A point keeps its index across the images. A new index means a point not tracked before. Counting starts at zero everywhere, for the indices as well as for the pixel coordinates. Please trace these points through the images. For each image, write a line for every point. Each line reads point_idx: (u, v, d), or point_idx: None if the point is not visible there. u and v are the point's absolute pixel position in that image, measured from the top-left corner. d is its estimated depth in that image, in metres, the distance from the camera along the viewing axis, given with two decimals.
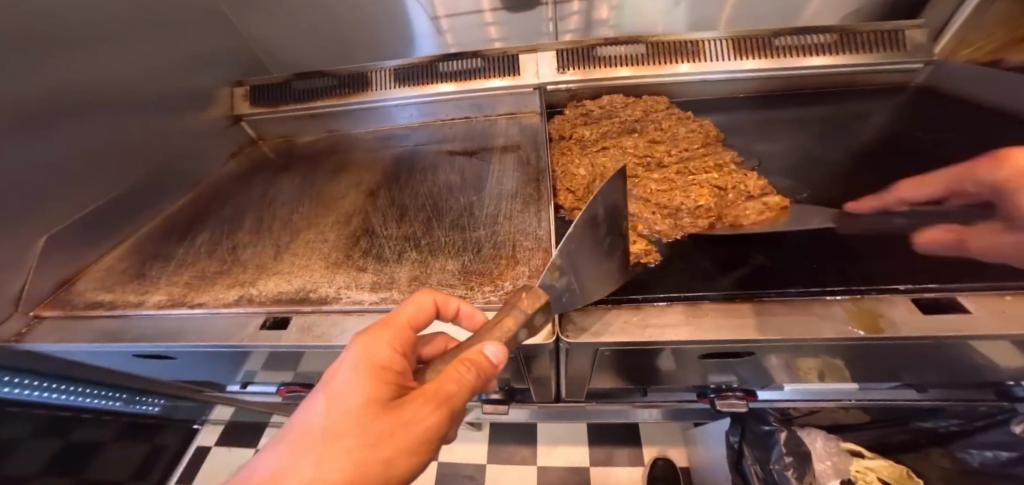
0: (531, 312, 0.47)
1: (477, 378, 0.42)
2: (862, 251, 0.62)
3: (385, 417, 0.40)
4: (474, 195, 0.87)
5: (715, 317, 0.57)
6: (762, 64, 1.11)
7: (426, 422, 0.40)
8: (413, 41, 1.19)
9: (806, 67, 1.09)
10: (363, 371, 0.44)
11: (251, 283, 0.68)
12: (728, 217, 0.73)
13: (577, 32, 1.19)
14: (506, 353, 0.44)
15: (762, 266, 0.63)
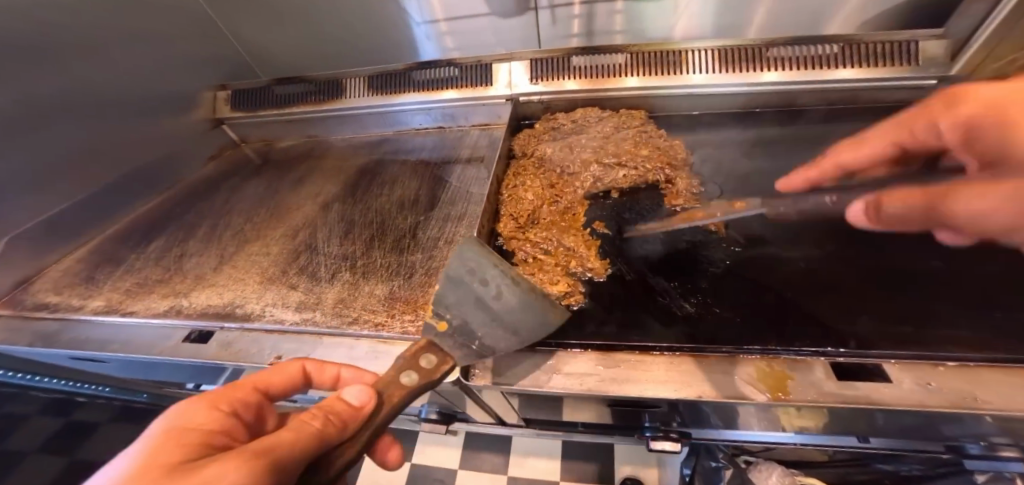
0: (411, 355, 0.47)
1: (327, 424, 0.37)
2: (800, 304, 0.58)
3: (177, 481, 0.30)
4: (422, 215, 0.85)
5: (622, 367, 0.54)
6: (754, 78, 0.97)
7: (229, 478, 0.30)
8: (417, 47, 1.14)
9: (802, 83, 0.96)
10: (171, 435, 0.35)
11: (184, 295, 0.70)
12: (671, 259, 0.67)
13: (580, 38, 1.09)
14: (370, 396, 0.41)
15: (688, 315, 0.59)
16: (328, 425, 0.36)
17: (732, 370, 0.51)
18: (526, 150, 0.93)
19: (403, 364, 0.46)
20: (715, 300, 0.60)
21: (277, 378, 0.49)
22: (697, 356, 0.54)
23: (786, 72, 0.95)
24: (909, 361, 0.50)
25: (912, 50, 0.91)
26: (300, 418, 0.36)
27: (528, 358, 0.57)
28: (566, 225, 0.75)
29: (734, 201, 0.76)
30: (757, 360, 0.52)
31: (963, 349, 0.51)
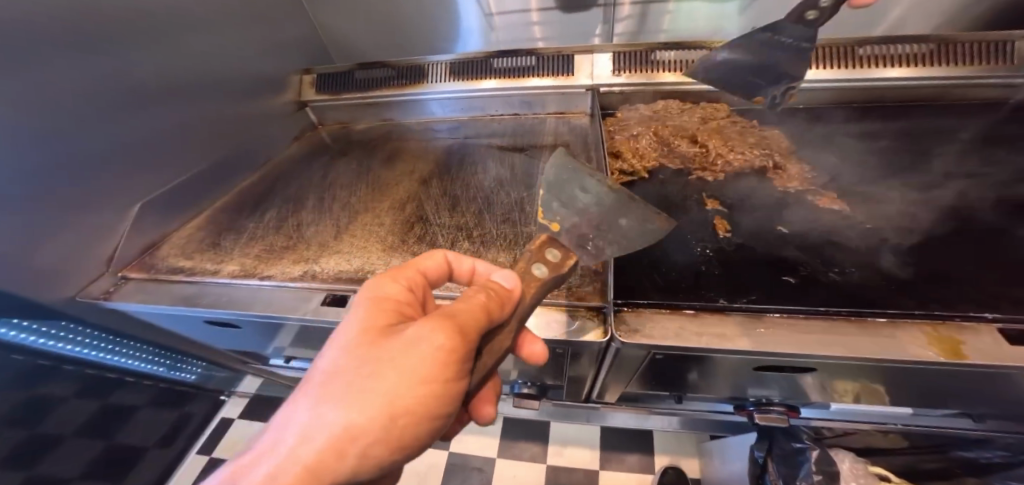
0: (534, 249, 0.53)
1: (490, 299, 0.45)
2: (943, 275, 0.59)
3: (386, 345, 0.43)
4: (525, 192, 0.88)
5: (781, 330, 0.56)
6: (839, 73, 1.01)
7: (431, 342, 0.41)
8: (459, 36, 1.26)
9: (892, 81, 0.99)
10: (371, 307, 0.48)
11: (314, 261, 0.72)
12: (794, 230, 0.69)
13: (627, 35, 1.23)
14: (517, 281, 0.48)
15: (830, 282, 0.60)
16: (490, 306, 0.44)
17: (898, 334, 0.53)
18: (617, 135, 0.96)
19: (532, 255, 0.52)
20: (855, 270, 0.62)
21: (430, 265, 0.58)
22: (855, 320, 0.55)
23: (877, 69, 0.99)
24: None
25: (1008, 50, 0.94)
26: (468, 298, 0.44)
27: (674, 320, 0.59)
28: (678, 201, 0.79)
29: (842, 182, 0.78)
30: (918, 325, 0.53)
31: None
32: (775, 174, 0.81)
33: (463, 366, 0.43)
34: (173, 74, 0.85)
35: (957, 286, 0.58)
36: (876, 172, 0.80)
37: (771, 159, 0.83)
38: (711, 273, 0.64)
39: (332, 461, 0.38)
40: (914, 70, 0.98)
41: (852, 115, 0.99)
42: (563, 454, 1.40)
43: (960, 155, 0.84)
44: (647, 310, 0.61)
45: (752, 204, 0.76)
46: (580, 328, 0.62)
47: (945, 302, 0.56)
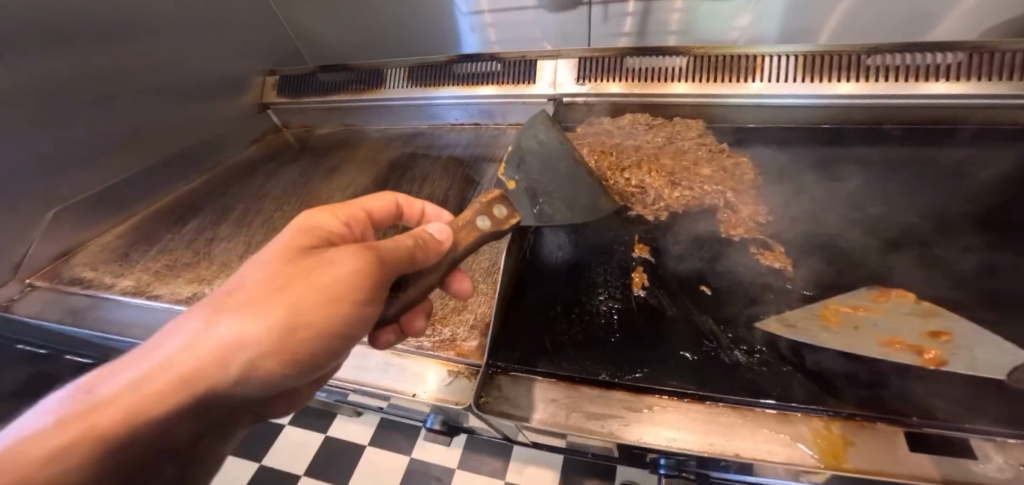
0: (483, 201, 0.54)
1: (423, 242, 0.44)
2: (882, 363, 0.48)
3: (299, 263, 0.38)
4: (450, 218, 0.81)
5: (658, 419, 0.50)
6: (835, 88, 0.85)
7: (347, 264, 0.38)
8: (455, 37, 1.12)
9: (907, 98, 0.82)
10: (294, 228, 0.43)
11: (207, 282, 0.71)
12: (722, 289, 0.60)
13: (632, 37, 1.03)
14: (450, 234, 0.47)
15: (735, 362, 0.51)
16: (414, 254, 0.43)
17: (780, 433, 0.46)
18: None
19: (480, 208, 0.54)
20: (770, 348, 0.52)
21: (378, 205, 0.56)
22: (742, 412, 0.48)
23: (890, 83, 0.82)
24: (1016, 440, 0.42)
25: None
26: (400, 242, 0.42)
27: (550, 392, 0.54)
28: (605, 242, 0.70)
29: (800, 232, 0.66)
30: (811, 422, 0.45)
31: None
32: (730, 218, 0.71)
33: (375, 306, 0.41)
34: (100, 77, 0.87)
35: (882, 375, 0.47)
36: (847, 219, 0.67)
37: (725, 198, 0.74)
38: (607, 339, 0.57)
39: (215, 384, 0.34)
40: (939, 84, 0.80)
41: (850, 139, 0.85)
42: (526, 473, 0.99)
43: (960, 202, 0.69)
44: (526, 377, 0.55)
45: (686, 254, 0.67)
46: (450, 385, 0.57)
47: (860, 395, 0.46)
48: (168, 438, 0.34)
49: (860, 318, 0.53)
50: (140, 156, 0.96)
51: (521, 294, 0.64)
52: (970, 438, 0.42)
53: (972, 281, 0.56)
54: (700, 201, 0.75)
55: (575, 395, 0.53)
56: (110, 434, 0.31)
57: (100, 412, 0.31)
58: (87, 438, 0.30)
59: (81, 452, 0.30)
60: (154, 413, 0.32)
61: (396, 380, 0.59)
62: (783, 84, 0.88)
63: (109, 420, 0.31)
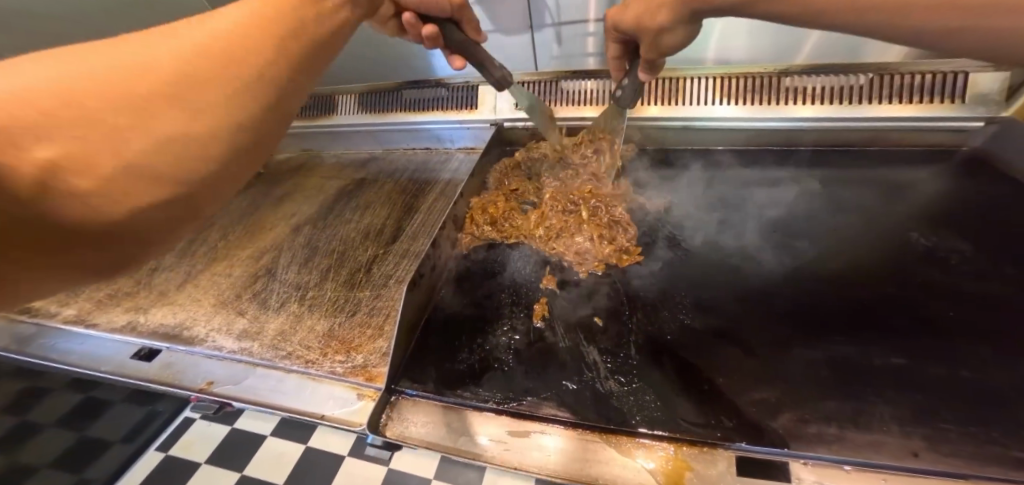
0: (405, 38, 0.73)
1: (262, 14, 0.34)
2: (728, 388, 0.52)
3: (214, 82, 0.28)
4: (382, 247, 0.86)
5: (534, 445, 0.53)
6: (753, 109, 0.88)
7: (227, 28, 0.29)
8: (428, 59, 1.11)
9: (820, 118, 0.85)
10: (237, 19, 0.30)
11: (144, 311, 0.77)
12: (611, 316, 0.65)
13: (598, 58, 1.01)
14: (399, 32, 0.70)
15: (607, 390, 0.56)
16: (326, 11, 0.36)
17: (630, 457, 0.50)
18: (506, 184, 0.91)
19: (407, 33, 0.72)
20: (641, 379, 0.56)
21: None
22: (606, 437, 0.52)
23: (811, 107, 0.85)
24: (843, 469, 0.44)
25: (960, 84, 0.77)
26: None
27: (443, 416, 0.58)
28: (518, 272, 0.75)
29: (689, 265, 0.71)
30: (656, 446, 0.50)
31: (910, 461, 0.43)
32: (606, 253, 0.74)
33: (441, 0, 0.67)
34: None
35: (728, 402, 0.51)
36: (737, 251, 0.72)
37: (613, 242, 0.75)
38: (501, 367, 0.62)
39: (149, 104, 0.26)
40: (847, 106, 0.83)
41: (764, 162, 0.90)
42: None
43: (849, 230, 0.72)
44: (425, 402, 0.60)
45: (591, 286, 0.71)
46: (358, 409, 0.60)
47: (705, 421, 0.50)
48: (130, 173, 0.25)
49: (727, 347, 0.57)
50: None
51: (432, 323, 0.68)
52: (789, 462, 0.45)
53: (833, 308, 0.60)
54: (588, 246, 0.75)
55: (465, 421, 0.57)
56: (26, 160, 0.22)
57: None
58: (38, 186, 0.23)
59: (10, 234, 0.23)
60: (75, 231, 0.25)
61: (309, 405, 0.61)
62: (709, 107, 0.90)
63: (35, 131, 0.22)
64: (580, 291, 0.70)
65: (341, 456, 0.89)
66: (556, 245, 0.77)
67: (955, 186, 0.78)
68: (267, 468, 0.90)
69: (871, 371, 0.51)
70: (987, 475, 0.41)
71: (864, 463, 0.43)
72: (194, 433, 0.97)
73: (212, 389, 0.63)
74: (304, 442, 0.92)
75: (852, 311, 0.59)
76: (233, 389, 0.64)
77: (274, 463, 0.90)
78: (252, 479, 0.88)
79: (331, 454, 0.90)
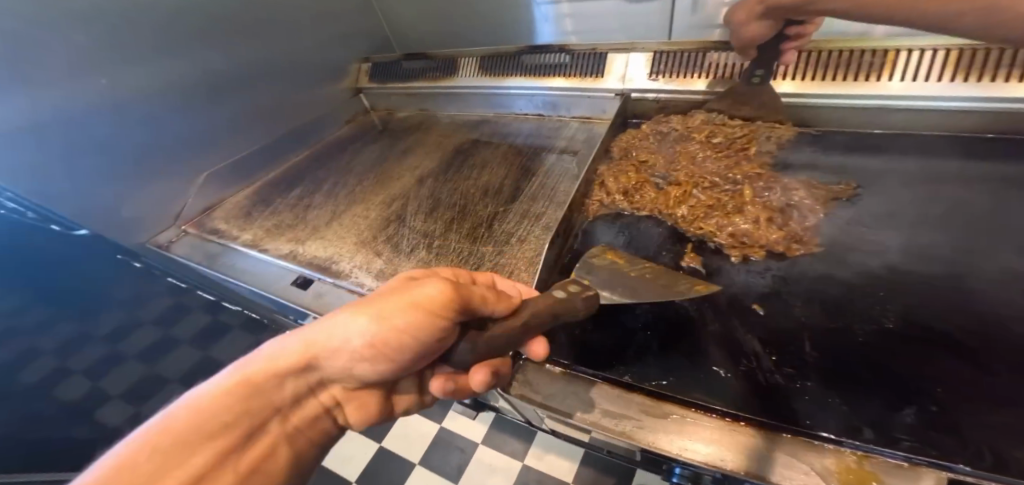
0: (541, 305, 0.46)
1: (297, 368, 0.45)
2: (941, 401, 0.44)
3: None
4: (504, 205, 0.85)
5: (672, 428, 0.49)
6: (986, 88, 0.66)
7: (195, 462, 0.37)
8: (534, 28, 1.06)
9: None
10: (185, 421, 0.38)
11: (301, 242, 0.85)
12: (775, 305, 0.58)
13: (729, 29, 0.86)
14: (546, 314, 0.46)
15: (771, 385, 0.50)
16: (320, 424, 0.51)
17: (799, 459, 0.43)
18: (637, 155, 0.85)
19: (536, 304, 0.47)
20: (817, 377, 0.49)
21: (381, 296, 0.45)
22: (764, 433, 0.46)
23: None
24: None
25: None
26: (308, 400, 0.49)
27: (572, 384, 0.56)
28: (661, 247, 0.70)
29: (872, 256, 0.60)
30: (837, 454, 0.42)
31: None
32: (772, 239, 0.65)
33: (431, 333, 0.43)
34: (235, 67, 1.07)
35: (940, 420, 0.42)
36: (939, 244, 0.59)
37: (783, 227, 0.67)
38: (638, 343, 0.59)
39: (164, 478, 0.34)
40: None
41: (967, 152, 0.69)
42: (545, 460, 1.00)
43: None
44: (554, 368, 0.59)
45: (752, 268, 0.64)
46: None
47: (905, 436, 0.42)
48: None
49: (938, 358, 0.47)
50: (255, 140, 1.16)
51: None
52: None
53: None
54: (748, 228, 0.68)
55: (595, 391, 0.55)
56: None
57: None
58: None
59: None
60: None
61: None
62: (877, 84, 0.73)
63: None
64: (740, 274, 0.63)
65: (404, 410, 1.12)
66: (711, 224, 0.70)
67: None
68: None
69: None
70: None
71: None
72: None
73: None
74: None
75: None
76: None
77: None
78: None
79: (396, 406, 1.12)
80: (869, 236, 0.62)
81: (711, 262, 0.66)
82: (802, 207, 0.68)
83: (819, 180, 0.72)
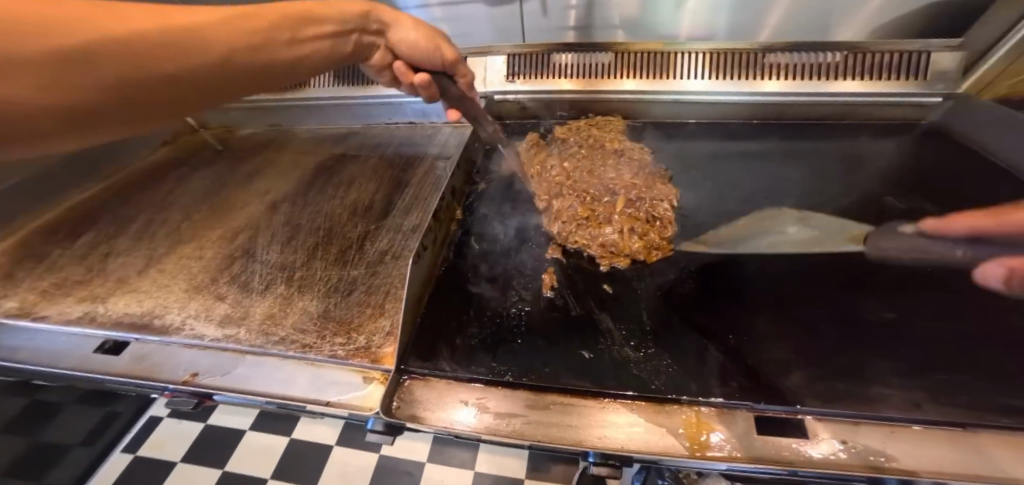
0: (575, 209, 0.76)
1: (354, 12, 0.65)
2: (741, 348, 0.55)
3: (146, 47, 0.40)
4: (374, 224, 0.80)
5: (556, 417, 0.52)
6: (745, 85, 0.91)
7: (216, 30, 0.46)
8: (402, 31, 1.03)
9: (784, 93, 0.89)
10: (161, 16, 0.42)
11: (102, 300, 0.69)
12: (625, 285, 0.66)
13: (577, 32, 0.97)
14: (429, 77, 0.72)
15: (623, 358, 0.56)
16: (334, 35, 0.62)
17: (657, 424, 0.49)
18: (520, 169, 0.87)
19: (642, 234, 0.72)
20: (654, 344, 0.57)
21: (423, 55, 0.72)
22: (627, 404, 0.52)
23: (780, 82, 0.89)
24: (856, 421, 0.46)
25: (921, 64, 0.84)
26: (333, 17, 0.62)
27: (457, 394, 0.55)
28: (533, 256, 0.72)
29: (686, 238, 0.72)
30: (682, 411, 0.50)
31: (908, 408, 0.46)
32: (635, 248, 0.70)
33: (427, 59, 0.72)
34: None
35: (742, 363, 0.53)
36: (730, 224, 0.74)
37: (644, 237, 0.71)
38: (514, 340, 0.60)
39: (126, 65, 0.39)
40: (816, 82, 0.88)
41: (746, 134, 0.92)
42: None
43: (831, 198, 0.75)
44: (436, 381, 0.57)
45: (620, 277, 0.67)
46: (367, 393, 0.56)
47: (722, 384, 0.51)
48: (76, 102, 0.37)
49: (738, 312, 0.59)
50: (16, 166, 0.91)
51: (437, 299, 0.66)
52: (804, 417, 0.47)
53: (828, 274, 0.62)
54: (615, 238, 0.72)
55: (483, 395, 0.55)
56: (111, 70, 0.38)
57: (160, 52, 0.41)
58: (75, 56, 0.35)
59: (68, 98, 0.36)
60: (89, 88, 0.37)
61: (311, 390, 0.56)
62: (670, 81, 0.94)
63: (109, 32, 0.37)
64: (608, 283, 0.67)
65: None
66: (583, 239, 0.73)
67: (923, 154, 0.83)
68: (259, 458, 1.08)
69: (866, 330, 0.55)
70: (983, 423, 0.44)
71: (877, 414, 0.46)
72: (167, 434, 1.14)
73: (200, 379, 0.57)
74: (289, 436, 1.10)
75: (843, 276, 0.62)
76: (221, 380, 0.58)
77: (262, 456, 1.08)
78: (240, 472, 1.05)
79: (321, 444, 1.09)
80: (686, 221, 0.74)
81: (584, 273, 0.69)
82: (663, 220, 0.74)
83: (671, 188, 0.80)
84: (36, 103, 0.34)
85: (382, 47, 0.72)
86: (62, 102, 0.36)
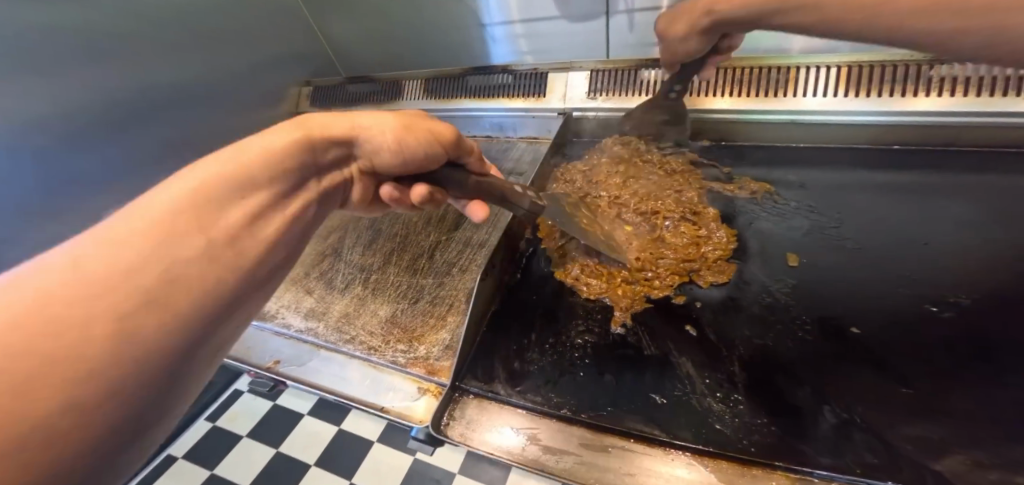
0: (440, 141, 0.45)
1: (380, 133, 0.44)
2: (859, 416, 0.44)
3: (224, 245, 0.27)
4: (446, 234, 0.82)
5: (618, 464, 0.47)
6: (898, 102, 0.74)
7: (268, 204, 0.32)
8: (488, 48, 1.05)
9: (947, 112, 0.72)
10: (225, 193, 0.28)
11: None
12: (711, 329, 0.57)
13: None
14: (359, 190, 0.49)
15: (704, 408, 0.48)
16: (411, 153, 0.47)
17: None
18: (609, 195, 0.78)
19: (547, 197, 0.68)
20: (745, 398, 0.48)
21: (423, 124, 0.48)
22: (701, 461, 0.45)
23: (947, 98, 0.71)
24: None
25: None
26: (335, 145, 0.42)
27: (509, 421, 0.53)
28: (618, 287, 0.64)
29: (791, 273, 0.61)
30: (771, 479, 0.42)
31: None
32: (737, 291, 0.61)
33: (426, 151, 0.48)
34: (153, 95, 1.02)
35: (861, 435, 0.43)
36: (843, 258, 0.61)
37: (750, 280, 0.62)
38: (576, 372, 0.56)
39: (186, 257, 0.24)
40: (1009, 99, 0.68)
41: (890, 163, 0.77)
42: None
43: (993, 242, 0.60)
44: (489, 403, 0.55)
45: (725, 324, 0.57)
46: (419, 405, 0.57)
47: (832, 457, 0.42)
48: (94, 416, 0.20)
49: (863, 375, 0.48)
50: (180, 164, 1.12)
51: (498, 318, 0.64)
52: None
53: (991, 339, 0.49)
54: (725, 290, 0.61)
55: (536, 427, 0.52)
56: (134, 305, 0.21)
57: (128, 269, 0.22)
58: (146, 301, 0.22)
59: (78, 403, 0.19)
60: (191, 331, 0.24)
61: (368, 394, 0.59)
62: (789, 101, 0.81)
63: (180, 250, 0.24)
64: (714, 330, 0.56)
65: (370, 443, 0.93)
66: (648, 252, 0.67)
67: None
68: (307, 447, 0.97)
69: None
70: None
71: None
72: (239, 408, 1.06)
73: (279, 368, 0.64)
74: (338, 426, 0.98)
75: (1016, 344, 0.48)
76: (296, 370, 0.63)
77: (308, 442, 0.98)
78: (290, 455, 0.96)
79: (359, 439, 0.95)
80: (795, 262, 0.63)
81: (649, 295, 0.63)
82: (770, 260, 0.64)
83: (795, 233, 0.67)
84: (93, 401, 0.19)
85: (362, 180, 0.49)
86: (150, 381, 0.22)
